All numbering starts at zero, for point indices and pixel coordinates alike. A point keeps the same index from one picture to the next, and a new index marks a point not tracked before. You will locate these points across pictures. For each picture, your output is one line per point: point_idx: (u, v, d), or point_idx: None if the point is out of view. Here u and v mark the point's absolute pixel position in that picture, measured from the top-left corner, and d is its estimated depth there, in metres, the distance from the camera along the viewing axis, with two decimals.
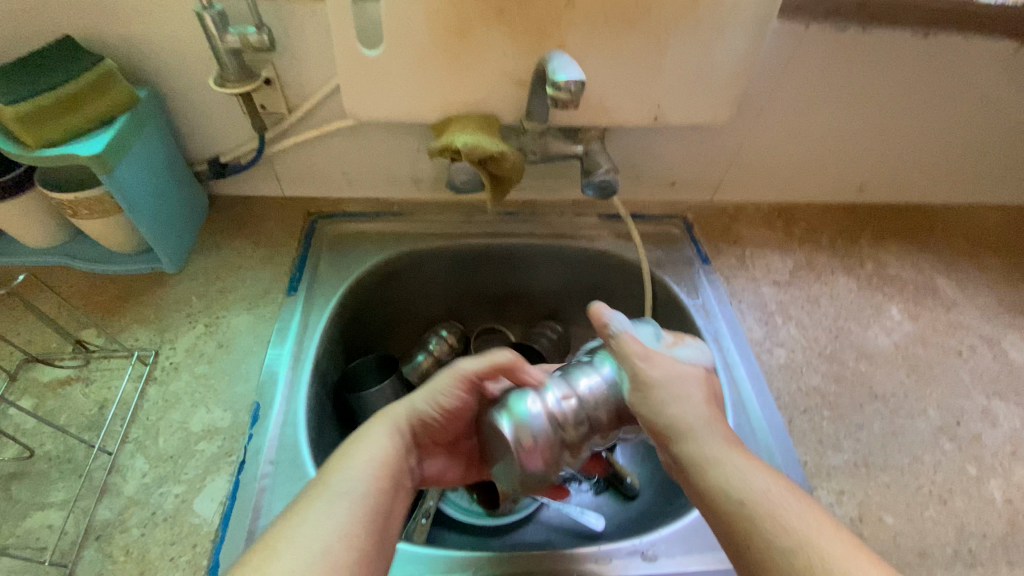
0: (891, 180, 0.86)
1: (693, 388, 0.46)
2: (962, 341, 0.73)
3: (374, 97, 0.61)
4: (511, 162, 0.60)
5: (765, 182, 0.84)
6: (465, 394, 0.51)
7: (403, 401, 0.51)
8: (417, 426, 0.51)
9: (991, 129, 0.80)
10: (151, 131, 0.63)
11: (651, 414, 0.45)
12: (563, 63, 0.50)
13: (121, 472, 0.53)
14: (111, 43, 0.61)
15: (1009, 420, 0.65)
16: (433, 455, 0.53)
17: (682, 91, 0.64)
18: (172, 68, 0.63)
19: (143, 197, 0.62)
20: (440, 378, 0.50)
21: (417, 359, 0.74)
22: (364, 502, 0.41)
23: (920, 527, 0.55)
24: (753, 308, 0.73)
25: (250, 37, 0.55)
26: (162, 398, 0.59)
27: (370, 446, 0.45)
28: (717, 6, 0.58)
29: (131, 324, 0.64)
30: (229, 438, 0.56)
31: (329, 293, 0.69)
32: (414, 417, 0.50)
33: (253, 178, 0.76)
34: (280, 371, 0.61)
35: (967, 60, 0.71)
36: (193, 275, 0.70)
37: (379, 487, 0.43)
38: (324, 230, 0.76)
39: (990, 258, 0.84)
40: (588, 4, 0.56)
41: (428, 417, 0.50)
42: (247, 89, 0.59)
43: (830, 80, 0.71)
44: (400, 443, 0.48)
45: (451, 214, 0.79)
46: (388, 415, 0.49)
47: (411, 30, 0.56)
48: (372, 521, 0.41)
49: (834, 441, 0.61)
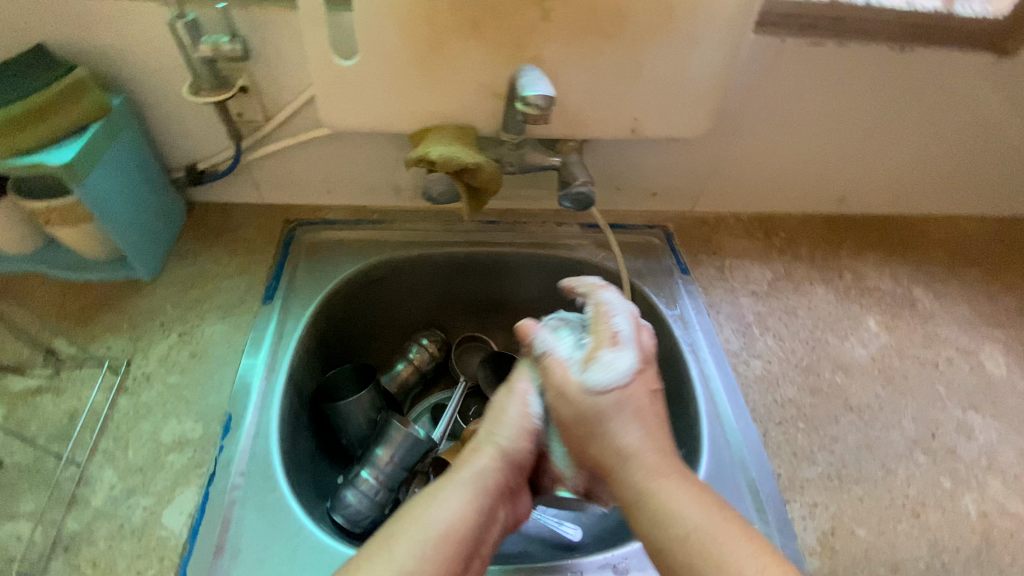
0: (871, 191, 0.87)
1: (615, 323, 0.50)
2: (939, 353, 0.73)
3: (350, 106, 0.61)
4: (486, 174, 0.60)
5: (746, 192, 0.84)
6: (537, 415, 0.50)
7: (488, 443, 0.48)
8: (505, 468, 0.47)
9: (969, 142, 0.80)
10: (125, 140, 0.63)
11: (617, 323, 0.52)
12: (534, 78, 0.50)
13: (88, 483, 0.53)
14: (84, 51, 0.61)
15: (984, 433, 0.65)
16: (521, 494, 0.50)
17: (660, 104, 0.64)
18: (147, 75, 0.63)
19: (117, 205, 0.61)
20: (512, 408, 0.50)
21: (396, 369, 0.76)
22: (436, 555, 0.40)
23: (892, 541, 0.55)
24: (731, 319, 0.73)
25: (223, 46, 0.55)
26: (133, 408, 0.58)
27: (450, 499, 0.44)
28: (692, 20, 0.58)
29: (104, 333, 0.64)
30: (200, 449, 0.56)
31: (307, 302, 0.69)
32: (499, 454, 0.47)
33: (231, 186, 0.76)
34: (254, 381, 0.61)
35: (944, 75, 0.72)
36: (169, 283, 0.69)
37: (461, 535, 0.42)
38: (303, 238, 0.76)
39: (968, 269, 0.84)
40: (563, 16, 0.56)
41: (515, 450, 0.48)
42: (221, 99, 0.58)
43: (808, 92, 0.72)
44: (478, 496, 0.44)
45: (431, 223, 0.79)
46: (471, 460, 0.47)
47: (386, 41, 0.56)
48: None
49: (808, 453, 0.61)
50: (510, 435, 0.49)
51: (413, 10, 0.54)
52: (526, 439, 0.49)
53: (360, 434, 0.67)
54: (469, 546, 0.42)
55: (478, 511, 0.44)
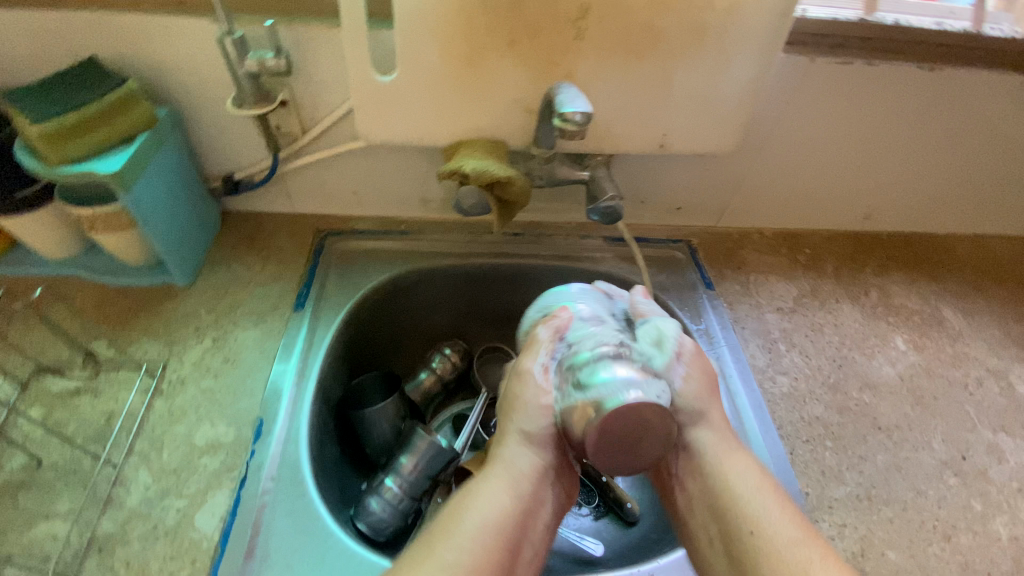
0: (896, 210, 0.87)
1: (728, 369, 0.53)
2: (968, 373, 0.72)
3: (386, 120, 0.63)
4: (518, 187, 0.61)
5: (770, 209, 0.85)
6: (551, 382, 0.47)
7: (513, 430, 0.47)
8: (543, 451, 0.47)
9: (998, 158, 0.80)
10: (169, 149, 0.65)
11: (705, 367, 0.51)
12: (570, 96, 0.51)
13: (124, 483, 0.54)
14: (134, 65, 0.63)
15: (1016, 455, 0.64)
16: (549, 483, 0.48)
17: (688, 121, 0.66)
18: (191, 88, 0.65)
19: (158, 213, 0.63)
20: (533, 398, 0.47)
21: (419, 378, 0.76)
22: (477, 551, 0.41)
23: (923, 564, 0.54)
24: (757, 335, 0.73)
25: (268, 62, 0.57)
26: (168, 411, 0.59)
27: (490, 491, 0.45)
28: (723, 40, 0.59)
29: (140, 337, 0.65)
30: (232, 453, 0.57)
31: (336, 310, 0.70)
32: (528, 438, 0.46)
33: (265, 196, 0.78)
34: (284, 387, 0.62)
35: (971, 96, 0.72)
36: (204, 288, 0.71)
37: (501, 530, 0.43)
38: (332, 247, 0.77)
39: (996, 289, 0.83)
40: (597, 36, 0.58)
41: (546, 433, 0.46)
42: (263, 111, 0.60)
43: (835, 111, 0.72)
44: (520, 480, 0.45)
45: (457, 234, 0.80)
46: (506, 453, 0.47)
47: (424, 58, 0.58)
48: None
49: (837, 472, 0.61)
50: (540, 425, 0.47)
51: (451, 29, 0.56)
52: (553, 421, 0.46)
53: (385, 443, 0.68)
54: (511, 541, 0.43)
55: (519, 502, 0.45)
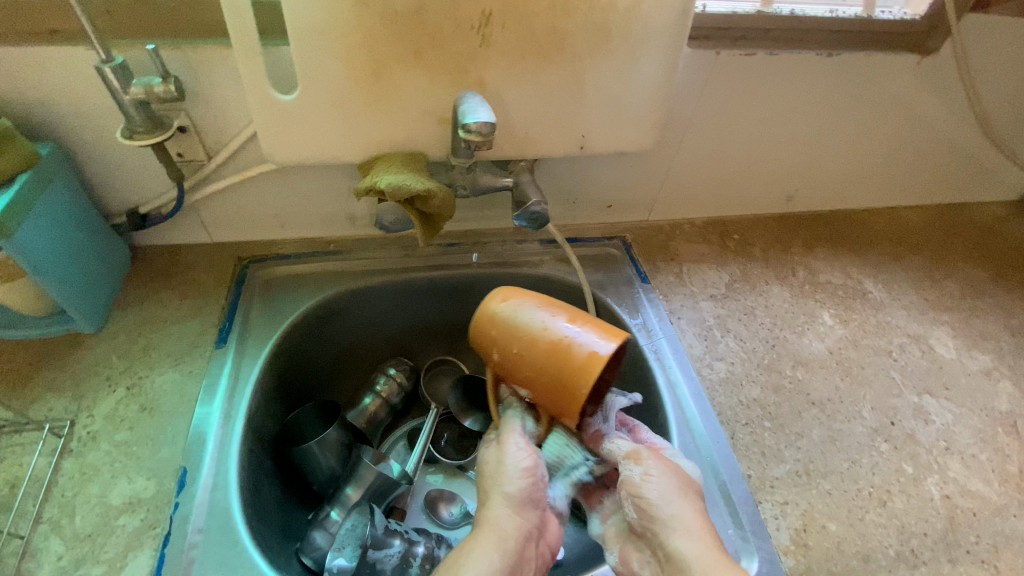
0: (816, 190, 0.90)
1: (668, 484, 0.47)
2: (892, 340, 0.76)
3: (293, 140, 0.60)
4: (439, 200, 0.58)
5: (697, 199, 0.86)
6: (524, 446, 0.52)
7: (496, 493, 0.49)
8: (532, 492, 0.49)
9: (903, 133, 0.84)
10: (58, 187, 0.60)
11: (644, 494, 0.47)
12: (473, 105, 0.50)
13: (34, 556, 0.49)
14: (9, 99, 0.58)
15: (941, 415, 0.67)
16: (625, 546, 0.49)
17: (606, 121, 0.66)
18: (76, 118, 0.60)
19: (52, 257, 0.58)
20: (491, 453, 0.53)
21: (364, 403, 0.74)
22: None
23: (862, 532, 0.56)
24: (692, 324, 0.74)
25: (155, 88, 0.54)
26: (79, 471, 0.55)
27: (486, 546, 0.45)
28: (631, 40, 0.60)
29: (44, 394, 0.60)
30: (153, 508, 0.52)
31: (264, 340, 0.67)
32: (520, 470, 0.50)
33: (176, 227, 0.73)
34: (208, 431, 0.58)
35: (872, 78, 0.76)
36: (115, 333, 0.66)
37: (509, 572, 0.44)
38: (256, 274, 0.74)
39: (911, 258, 0.88)
40: (502, 41, 0.57)
41: (527, 486, 0.49)
42: (157, 141, 0.56)
43: (749, 102, 0.74)
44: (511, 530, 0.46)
45: (390, 249, 0.78)
46: (504, 470, 0.50)
47: (327, 74, 0.56)
48: (508, 555, 0.45)
49: (776, 451, 0.62)
50: (514, 482, 0.49)
51: (351, 43, 0.54)
52: (528, 479, 0.49)
53: (331, 474, 0.65)
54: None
55: (507, 563, 0.45)
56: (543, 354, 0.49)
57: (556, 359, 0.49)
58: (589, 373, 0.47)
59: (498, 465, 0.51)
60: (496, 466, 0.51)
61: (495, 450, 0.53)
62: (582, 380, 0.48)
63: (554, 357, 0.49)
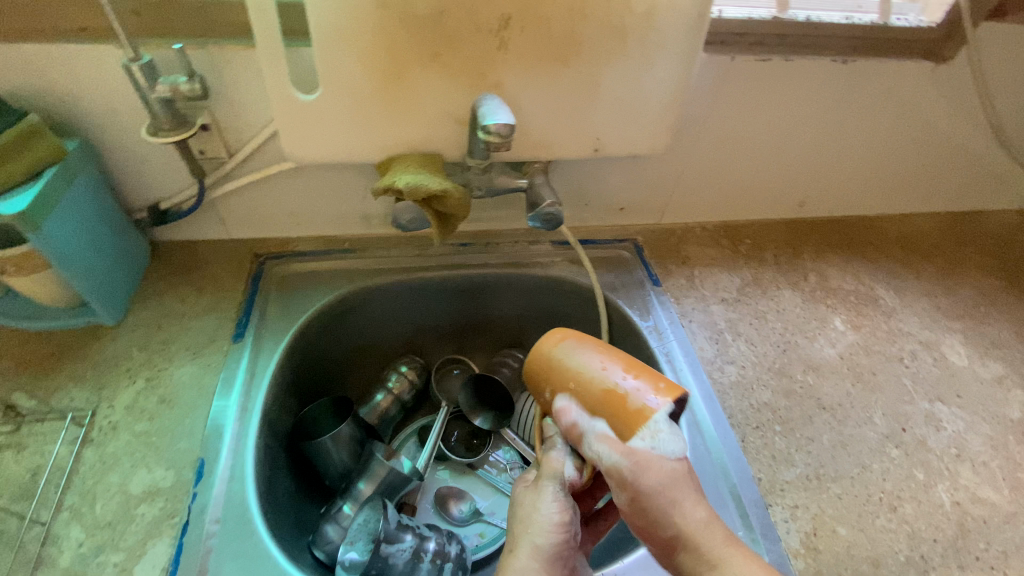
0: (828, 196, 0.90)
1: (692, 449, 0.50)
2: (903, 347, 0.75)
3: (314, 140, 0.61)
4: (454, 200, 0.59)
5: (709, 203, 0.87)
6: (562, 497, 0.46)
7: (524, 544, 0.44)
8: (559, 552, 0.44)
9: (917, 140, 0.84)
10: (83, 182, 0.61)
11: None
12: (492, 107, 0.51)
13: (56, 542, 0.50)
14: (40, 96, 0.59)
15: (952, 423, 0.67)
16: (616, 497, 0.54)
17: (620, 124, 0.67)
18: (103, 115, 0.62)
19: (76, 250, 0.60)
20: (529, 495, 0.46)
21: (376, 400, 0.75)
22: None
23: (872, 536, 0.56)
24: (704, 327, 0.75)
25: (181, 87, 0.55)
26: (99, 460, 0.56)
27: None
28: (647, 45, 0.60)
29: (66, 384, 0.62)
30: (172, 498, 0.53)
31: (280, 335, 0.68)
32: (552, 526, 0.44)
33: (196, 223, 0.74)
34: (226, 423, 0.59)
35: (886, 84, 0.76)
36: (135, 326, 0.67)
37: None
38: (273, 271, 0.75)
39: (924, 265, 0.88)
40: (520, 45, 0.58)
41: (556, 543, 0.44)
42: (182, 138, 0.58)
43: (762, 107, 0.75)
44: None
45: (404, 249, 0.79)
46: (534, 523, 0.45)
47: (348, 75, 0.57)
48: None
49: (787, 455, 0.62)
50: (544, 537, 0.44)
51: (372, 44, 0.55)
52: (560, 536, 0.44)
53: (344, 469, 0.66)
54: None
55: None
56: (594, 400, 0.45)
57: (606, 407, 0.44)
58: (632, 428, 0.42)
59: (532, 514, 0.45)
60: (529, 515, 0.45)
61: (533, 491, 0.47)
62: (627, 436, 0.42)
63: (606, 407, 0.44)
